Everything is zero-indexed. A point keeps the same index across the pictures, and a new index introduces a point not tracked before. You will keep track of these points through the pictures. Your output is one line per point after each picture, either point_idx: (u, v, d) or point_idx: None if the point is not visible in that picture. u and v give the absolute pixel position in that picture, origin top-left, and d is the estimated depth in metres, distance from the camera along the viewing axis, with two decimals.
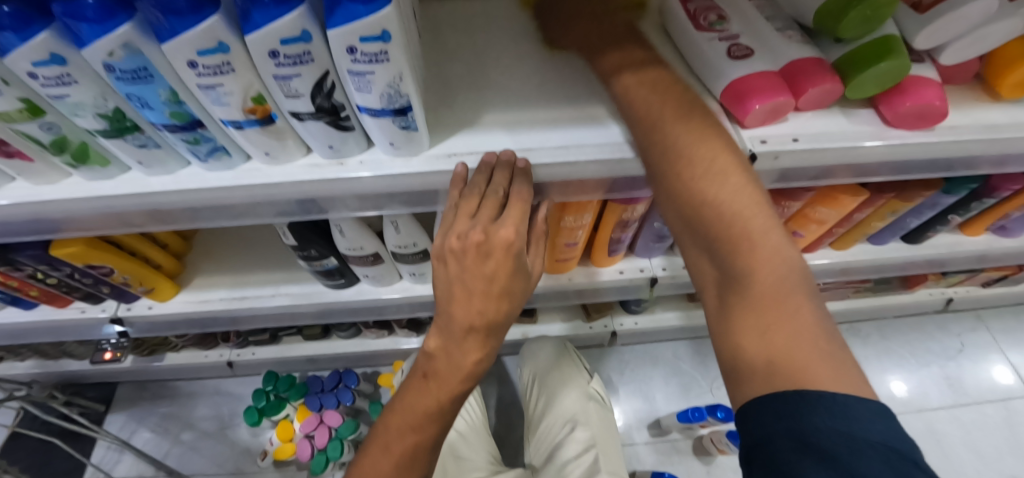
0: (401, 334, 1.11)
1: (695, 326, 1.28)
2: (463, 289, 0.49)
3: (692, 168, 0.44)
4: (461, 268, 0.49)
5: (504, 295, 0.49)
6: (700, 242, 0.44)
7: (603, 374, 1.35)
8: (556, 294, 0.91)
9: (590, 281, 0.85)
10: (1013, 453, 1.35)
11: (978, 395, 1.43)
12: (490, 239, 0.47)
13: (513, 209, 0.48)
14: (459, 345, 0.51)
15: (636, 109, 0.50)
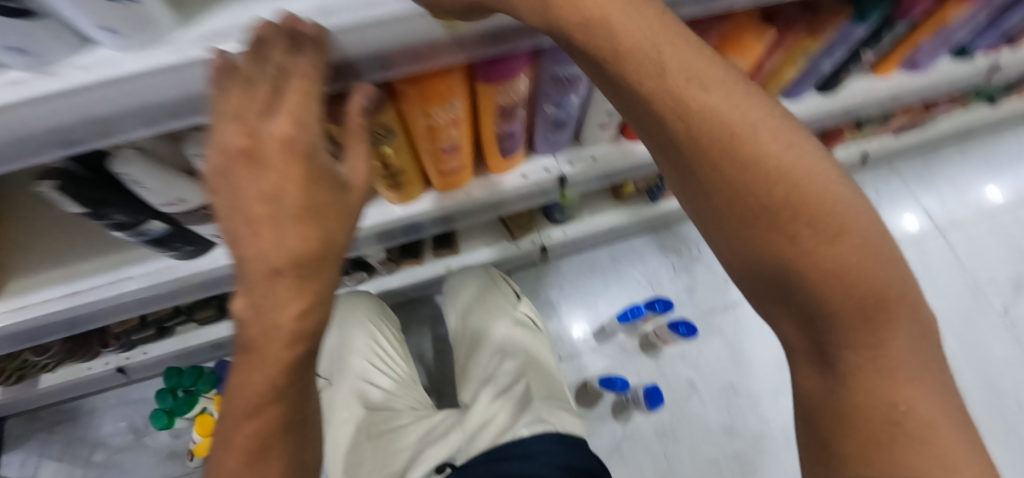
0: None
1: (631, 224, 1.16)
2: (250, 223, 0.34)
3: (813, 226, 0.35)
4: (237, 193, 0.34)
5: (310, 214, 0.35)
6: (798, 315, 0.38)
7: (542, 293, 1.22)
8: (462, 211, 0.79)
9: (494, 193, 0.74)
10: (929, 290, 1.29)
11: (894, 241, 1.33)
12: (260, 139, 0.33)
13: (290, 96, 0.33)
14: (267, 299, 0.36)
15: (708, 135, 0.34)
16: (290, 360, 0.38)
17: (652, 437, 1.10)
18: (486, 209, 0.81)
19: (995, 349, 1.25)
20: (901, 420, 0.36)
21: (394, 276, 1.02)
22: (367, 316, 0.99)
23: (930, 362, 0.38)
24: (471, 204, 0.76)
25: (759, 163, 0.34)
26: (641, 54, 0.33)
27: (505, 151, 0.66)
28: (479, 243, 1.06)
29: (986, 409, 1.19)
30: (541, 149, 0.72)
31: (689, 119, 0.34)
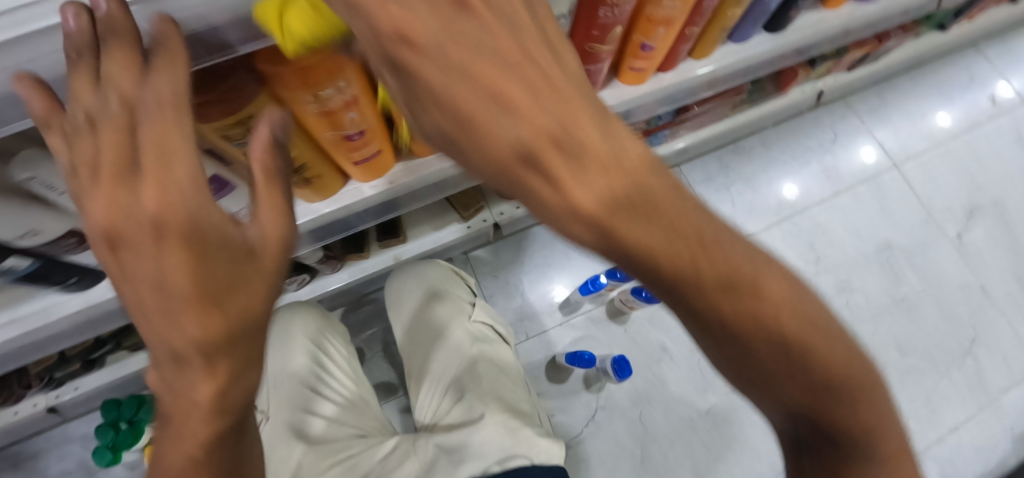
0: None
1: None
2: (139, 305, 0.27)
3: (827, 391, 0.30)
4: (119, 270, 0.27)
5: (209, 292, 0.27)
6: (801, 444, 0.34)
7: (503, 271, 1.16)
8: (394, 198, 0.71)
9: (424, 176, 0.67)
10: (885, 223, 1.29)
11: (851, 179, 1.31)
12: (128, 210, 0.25)
13: (150, 152, 0.25)
14: (177, 381, 0.29)
15: (726, 325, 0.27)
16: (215, 438, 0.32)
17: (628, 404, 1.09)
18: (423, 192, 0.74)
19: (949, 275, 1.27)
20: None
21: (336, 273, 0.97)
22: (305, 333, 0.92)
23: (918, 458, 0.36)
24: (400, 190, 0.68)
25: (780, 333, 0.27)
26: (662, 261, 0.25)
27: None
28: (429, 228, 0.99)
29: (943, 334, 1.23)
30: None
31: (705, 315, 0.27)
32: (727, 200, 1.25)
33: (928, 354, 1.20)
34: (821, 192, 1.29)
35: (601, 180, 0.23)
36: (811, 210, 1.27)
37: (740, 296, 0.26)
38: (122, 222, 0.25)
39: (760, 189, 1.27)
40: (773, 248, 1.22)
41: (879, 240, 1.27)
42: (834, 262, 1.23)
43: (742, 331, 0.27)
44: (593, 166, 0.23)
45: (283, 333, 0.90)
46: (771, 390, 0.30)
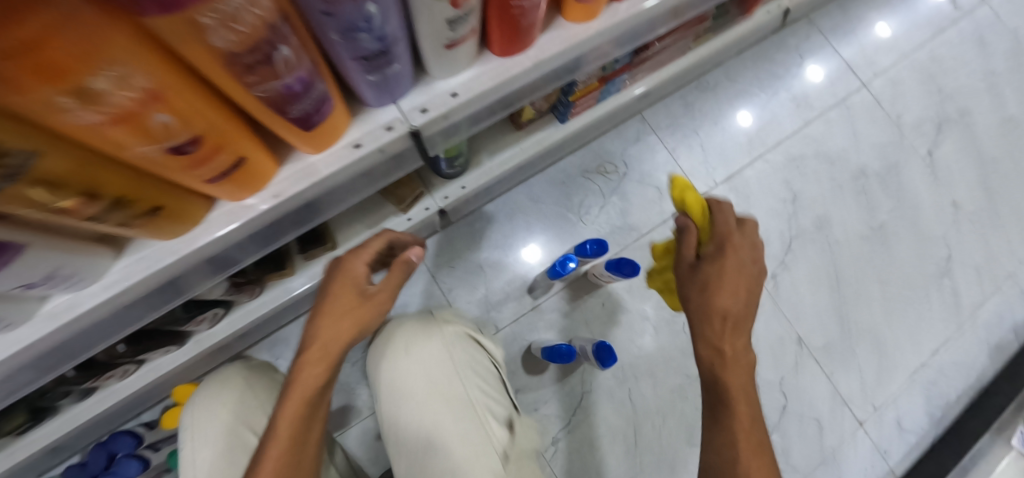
0: (157, 355, 0.76)
1: (543, 155, 0.94)
2: (322, 310, 0.53)
3: None
4: (326, 291, 0.54)
5: (353, 306, 0.53)
6: None
7: (460, 260, 1.01)
8: (291, 213, 0.52)
9: (323, 180, 0.49)
10: (857, 148, 1.21)
11: (821, 104, 1.22)
12: (348, 268, 0.55)
13: (378, 239, 0.58)
14: (306, 358, 0.52)
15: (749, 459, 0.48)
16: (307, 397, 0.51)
17: (615, 383, 1.00)
18: (332, 199, 0.55)
19: (922, 195, 1.22)
20: None
21: (257, 299, 0.80)
22: (259, 398, 0.69)
23: None
24: (295, 203, 0.50)
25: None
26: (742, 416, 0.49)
27: (303, 122, 0.41)
28: (362, 228, 0.82)
29: (920, 257, 1.18)
30: (369, 97, 0.46)
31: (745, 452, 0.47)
32: (696, 145, 1.13)
33: (908, 279, 1.16)
34: (793, 124, 1.18)
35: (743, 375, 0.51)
36: (784, 143, 1.17)
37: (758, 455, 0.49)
38: (351, 265, 0.55)
39: (728, 128, 1.15)
40: (747, 192, 1.12)
41: (853, 168, 1.20)
42: (811, 197, 1.15)
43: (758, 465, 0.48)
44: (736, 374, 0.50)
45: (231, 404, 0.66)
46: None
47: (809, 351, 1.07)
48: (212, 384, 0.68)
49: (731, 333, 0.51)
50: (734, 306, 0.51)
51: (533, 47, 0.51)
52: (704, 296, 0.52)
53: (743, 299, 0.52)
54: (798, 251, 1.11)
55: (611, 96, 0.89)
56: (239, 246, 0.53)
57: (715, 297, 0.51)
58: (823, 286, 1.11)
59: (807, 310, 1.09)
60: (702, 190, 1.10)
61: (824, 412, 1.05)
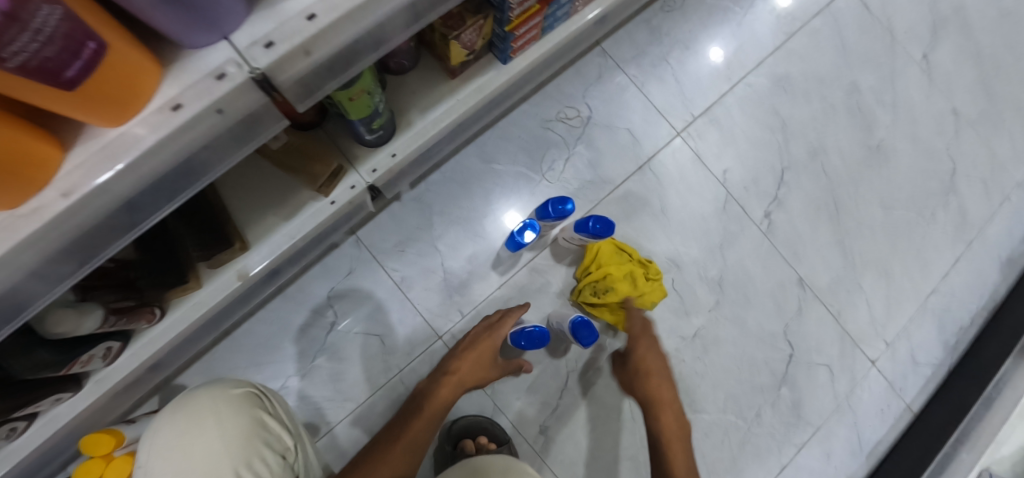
0: (57, 401, 0.62)
1: (488, 105, 0.79)
2: (459, 361, 0.74)
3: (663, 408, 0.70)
4: (463, 349, 0.76)
5: (483, 364, 0.75)
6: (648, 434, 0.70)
7: (410, 242, 0.87)
8: (106, 217, 0.36)
9: (138, 163, 0.34)
10: (847, 61, 1.07)
11: (804, 14, 1.07)
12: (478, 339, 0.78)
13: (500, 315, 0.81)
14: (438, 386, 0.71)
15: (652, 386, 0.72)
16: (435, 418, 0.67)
17: (603, 358, 0.89)
18: (165, 189, 0.39)
19: (920, 103, 1.09)
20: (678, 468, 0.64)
21: (161, 323, 0.65)
22: (224, 446, 0.53)
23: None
24: (106, 201, 0.35)
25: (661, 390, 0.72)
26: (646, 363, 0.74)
27: (56, 68, 0.25)
28: (277, 220, 0.67)
29: (923, 173, 1.06)
30: (171, 32, 0.31)
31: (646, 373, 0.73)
32: (668, 76, 0.98)
33: (913, 200, 1.05)
34: (774, 39, 1.04)
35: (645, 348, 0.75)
36: (766, 63, 1.02)
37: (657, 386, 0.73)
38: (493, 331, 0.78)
39: (702, 52, 1.00)
40: (730, 124, 0.99)
41: (844, 83, 1.06)
42: (800, 121, 1.02)
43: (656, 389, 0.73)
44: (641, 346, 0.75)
45: (196, 461, 0.52)
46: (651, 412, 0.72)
47: (814, 291, 0.96)
48: (177, 431, 0.53)
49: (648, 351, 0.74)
50: (661, 384, 0.71)
51: None
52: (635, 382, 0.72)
53: (658, 377, 0.71)
54: (792, 183, 0.99)
55: (559, 24, 0.73)
56: (46, 276, 0.37)
57: (638, 387, 0.72)
58: (822, 219, 1.00)
59: (807, 247, 0.98)
60: (678, 127, 0.97)
61: (835, 357, 0.95)
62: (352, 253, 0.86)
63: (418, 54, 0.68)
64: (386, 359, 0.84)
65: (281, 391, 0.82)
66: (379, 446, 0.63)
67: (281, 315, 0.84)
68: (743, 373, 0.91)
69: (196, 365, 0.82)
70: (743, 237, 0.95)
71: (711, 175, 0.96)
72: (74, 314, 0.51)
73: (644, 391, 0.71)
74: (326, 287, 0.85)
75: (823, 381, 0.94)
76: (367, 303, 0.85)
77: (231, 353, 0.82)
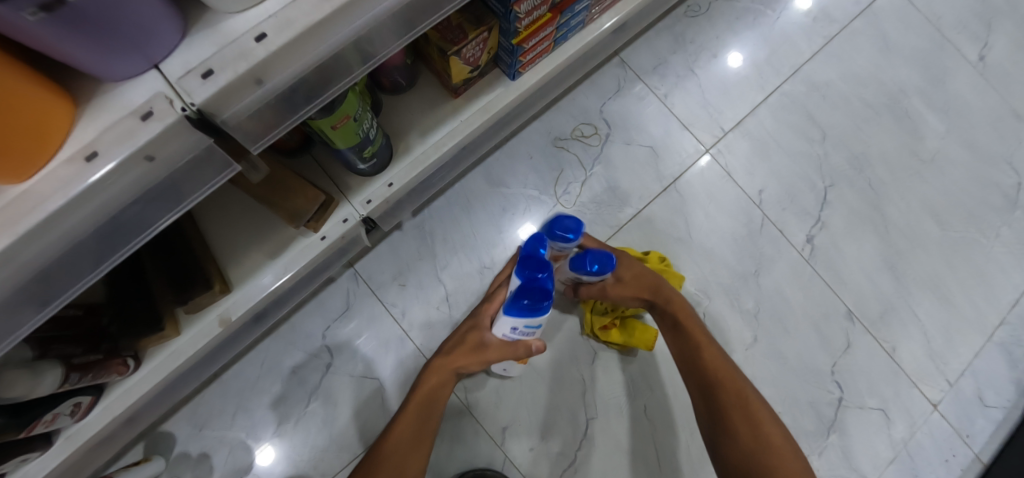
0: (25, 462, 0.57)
1: (495, 125, 0.71)
2: (454, 349, 0.66)
3: (665, 299, 0.70)
4: (460, 334, 0.68)
5: (477, 347, 0.64)
6: (667, 328, 0.68)
7: (410, 274, 0.80)
8: (14, 294, 0.30)
9: (48, 225, 0.27)
10: (892, 64, 0.97)
11: (842, 14, 0.97)
12: (476, 321, 0.68)
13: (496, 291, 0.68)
14: (432, 374, 0.65)
15: (646, 277, 0.71)
16: (430, 408, 0.63)
17: (628, 401, 0.80)
18: (84, 257, 0.32)
19: (975, 106, 0.98)
20: (700, 355, 0.64)
21: (136, 374, 0.59)
22: None
23: (723, 370, 0.62)
24: (1, 278, 0.27)
25: (659, 283, 0.71)
26: (636, 263, 0.72)
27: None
28: (263, 259, 0.61)
29: (981, 185, 0.95)
30: (78, 61, 0.24)
31: (636, 271, 0.71)
32: (693, 86, 0.90)
33: (972, 216, 0.93)
34: (809, 43, 0.94)
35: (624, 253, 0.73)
36: (802, 69, 0.93)
37: (656, 280, 0.71)
38: (479, 316, 0.67)
39: (730, 59, 0.92)
40: (764, 136, 0.89)
41: (891, 89, 0.96)
42: (841, 131, 0.92)
43: (653, 285, 0.71)
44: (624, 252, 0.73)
45: None
46: (653, 302, 0.70)
47: (863, 324, 0.86)
48: None
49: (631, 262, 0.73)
50: (669, 289, 0.70)
51: None
52: (658, 304, 0.70)
53: (681, 301, 0.70)
54: (835, 201, 0.89)
55: (573, 33, 0.65)
56: None
57: (648, 290, 0.70)
58: (869, 239, 0.89)
59: (853, 272, 0.88)
60: (706, 142, 0.88)
61: (889, 397, 0.84)
62: (349, 287, 0.79)
63: (414, 71, 0.62)
64: (386, 403, 0.77)
65: (272, 440, 0.75)
66: (382, 440, 0.60)
67: (272, 356, 0.77)
68: (785, 417, 0.81)
69: (183, 410, 0.76)
70: (781, 262, 0.86)
71: (743, 194, 0.87)
72: (25, 374, 0.44)
73: (655, 291, 0.70)
74: (322, 326, 0.78)
75: (878, 426, 0.83)
76: (365, 342, 0.78)
77: (220, 398, 0.76)
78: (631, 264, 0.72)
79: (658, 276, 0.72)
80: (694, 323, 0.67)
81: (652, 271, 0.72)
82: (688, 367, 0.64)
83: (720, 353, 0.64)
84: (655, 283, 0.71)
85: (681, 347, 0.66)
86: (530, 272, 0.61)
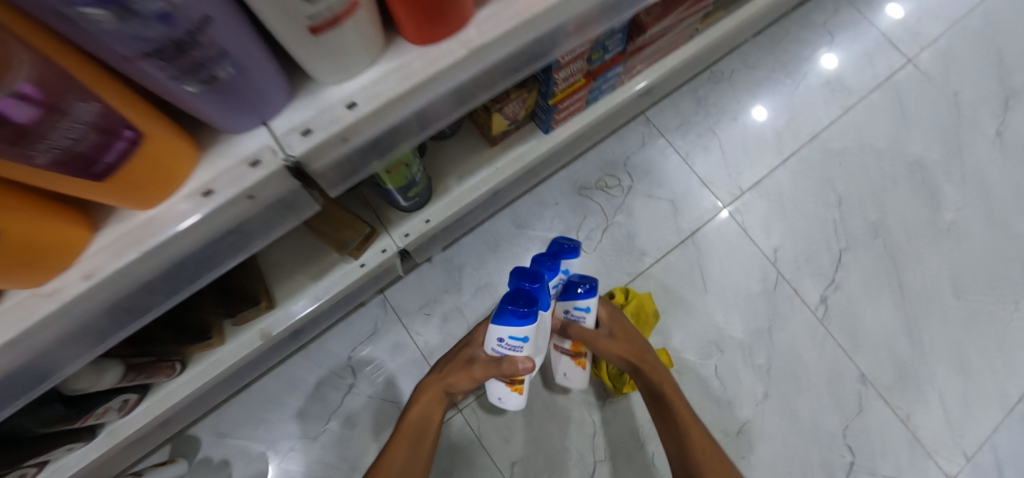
0: (62, 455, 0.61)
1: (526, 173, 0.77)
2: (444, 370, 0.70)
3: (648, 367, 0.71)
4: (451, 357, 0.72)
5: (464, 368, 0.68)
6: (651, 397, 0.70)
7: (436, 305, 0.84)
8: (121, 299, 0.35)
9: (164, 246, 0.33)
10: (909, 135, 1.01)
11: (861, 86, 1.02)
12: (468, 344, 0.72)
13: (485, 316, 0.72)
14: (423, 396, 0.69)
15: (631, 344, 0.72)
16: (421, 427, 0.67)
17: (636, 447, 0.81)
18: (183, 276, 0.38)
19: (995, 181, 1.00)
20: (685, 429, 0.66)
21: (179, 377, 0.64)
22: None
23: (707, 447, 0.64)
24: (119, 284, 0.33)
25: (643, 350, 0.72)
26: (622, 327, 0.74)
27: (34, 137, 0.22)
28: (305, 281, 0.67)
29: (1001, 259, 0.96)
30: (193, 104, 0.28)
31: (621, 335, 0.73)
32: (713, 146, 0.95)
33: (991, 288, 0.94)
34: (828, 112, 0.99)
35: (611, 317, 0.74)
36: (820, 136, 0.98)
37: (641, 347, 0.73)
38: (472, 335, 0.72)
39: (751, 122, 0.97)
40: (781, 197, 0.93)
41: (908, 159, 0.99)
42: (857, 194, 0.96)
43: (637, 351, 0.72)
44: (612, 316, 0.74)
45: None
46: (637, 369, 0.71)
47: (877, 389, 0.86)
48: None
49: (619, 323, 0.74)
50: (652, 356, 0.72)
51: (469, 29, 0.35)
52: (641, 371, 0.71)
53: (664, 372, 0.72)
54: (851, 264, 0.91)
55: (603, 95, 0.72)
56: (72, 347, 0.37)
57: (633, 355, 0.71)
58: (885, 304, 0.91)
59: (868, 336, 0.89)
60: (724, 199, 0.92)
61: (903, 466, 0.83)
62: (377, 313, 0.84)
63: (459, 121, 0.69)
64: None
65: (290, 454, 0.78)
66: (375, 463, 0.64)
67: (298, 372, 0.81)
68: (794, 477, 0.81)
69: (209, 417, 0.80)
70: (795, 320, 0.88)
71: (759, 251, 0.90)
72: (93, 368, 0.49)
73: (641, 359, 0.71)
74: (348, 347, 0.82)
75: None
76: (387, 367, 0.82)
77: (245, 409, 0.80)
78: (618, 326, 0.74)
79: (642, 343, 0.73)
80: (676, 394, 0.69)
81: (637, 337, 0.74)
82: (672, 441, 0.66)
83: (701, 428, 0.66)
84: (639, 348, 0.72)
85: (666, 419, 0.68)
86: (522, 282, 0.66)
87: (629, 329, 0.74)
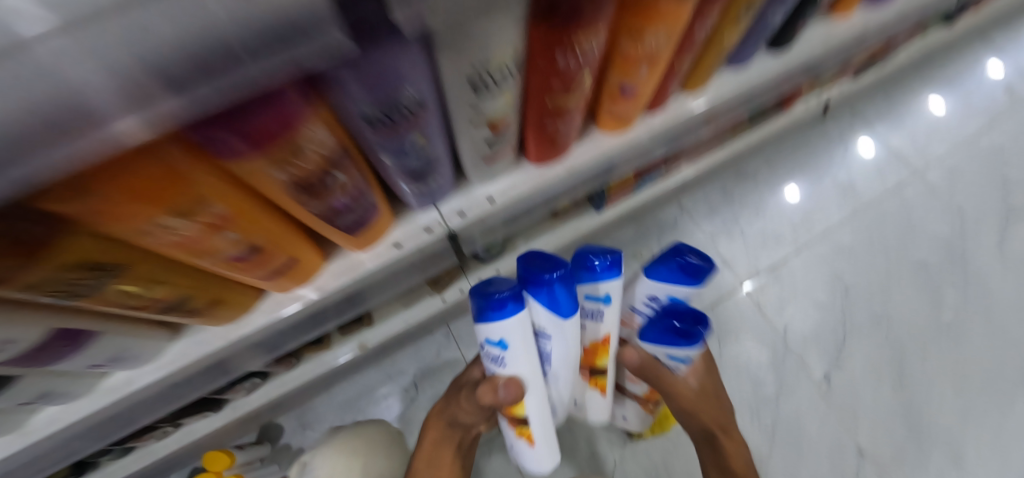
0: (192, 420, 0.79)
1: (577, 240, 0.95)
2: (450, 405, 0.79)
3: (723, 425, 0.80)
4: (456, 390, 0.79)
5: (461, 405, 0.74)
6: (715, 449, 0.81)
7: None
8: (325, 305, 0.55)
9: (363, 274, 0.52)
10: (915, 239, 1.14)
11: (871, 193, 1.17)
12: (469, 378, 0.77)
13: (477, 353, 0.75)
14: (436, 424, 0.81)
15: (716, 402, 0.80)
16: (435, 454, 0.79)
17: None
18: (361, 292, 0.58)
19: (995, 288, 1.12)
20: None
21: (293, 371, 0.82)
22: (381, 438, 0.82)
23: None
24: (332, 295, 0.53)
25: (724, 411, 0.81)
26: (713, 385, 0.80)
27: (339, 215, 0.42)
28: (398, 306, 0.85)
29: (998, 360, 1.06)
30: (408, 196, 0.48)
31: (710, 392, 0.79)
32: (737, 232, 1.11)
33: (987, 386, 1.04)
34: (840, 213, 1.14)
35: (707, 375, 0.79)
36: (831, 233, 1.12)
37: (722, 408, 0.81)
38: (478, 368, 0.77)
39: (771, 215, 1.13)
40: (794, 283, 1.07)
41: (913, 260, 1.12)
42: (862, 286, 1.09)
43: (717, 410, 0.80)
44: (708, 373, 0.79)
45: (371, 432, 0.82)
46: (715, 426, 0.80)
47: (872, 464, 0.96)
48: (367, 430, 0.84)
49: (710, 379, 0.79)
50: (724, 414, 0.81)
51: (567, 156, 0.55)
52: (715, 428, 0.80)
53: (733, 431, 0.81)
54: (854, 348, 1.04)
55: (647, 186, 0.90)
56: (282, 331, 0.57)
57: (711, 412, 0.79)
58: (885, 388, 1.01)
59: (866, 415, 0.99)
60: (742, 278, 1.07)
61: None
62: (441, 341, 1.01)
63: None
64: None
65: None
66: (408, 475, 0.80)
67: (371, 383, 0.98)
68: None
69: (296, 411, 0.97)
70: (799, 392, 0.99)
71: (771, 327, 1.03)
72: None
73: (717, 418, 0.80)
74: (414, 366, 0.99)
75: None
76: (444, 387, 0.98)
77: (324, 407, 0.97)
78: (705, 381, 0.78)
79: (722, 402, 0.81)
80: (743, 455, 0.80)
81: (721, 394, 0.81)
82: None
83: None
84: (719, 406, 0.81)
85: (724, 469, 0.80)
86: (531, 276, 0.60)
87: (715, 386, 0.81)
